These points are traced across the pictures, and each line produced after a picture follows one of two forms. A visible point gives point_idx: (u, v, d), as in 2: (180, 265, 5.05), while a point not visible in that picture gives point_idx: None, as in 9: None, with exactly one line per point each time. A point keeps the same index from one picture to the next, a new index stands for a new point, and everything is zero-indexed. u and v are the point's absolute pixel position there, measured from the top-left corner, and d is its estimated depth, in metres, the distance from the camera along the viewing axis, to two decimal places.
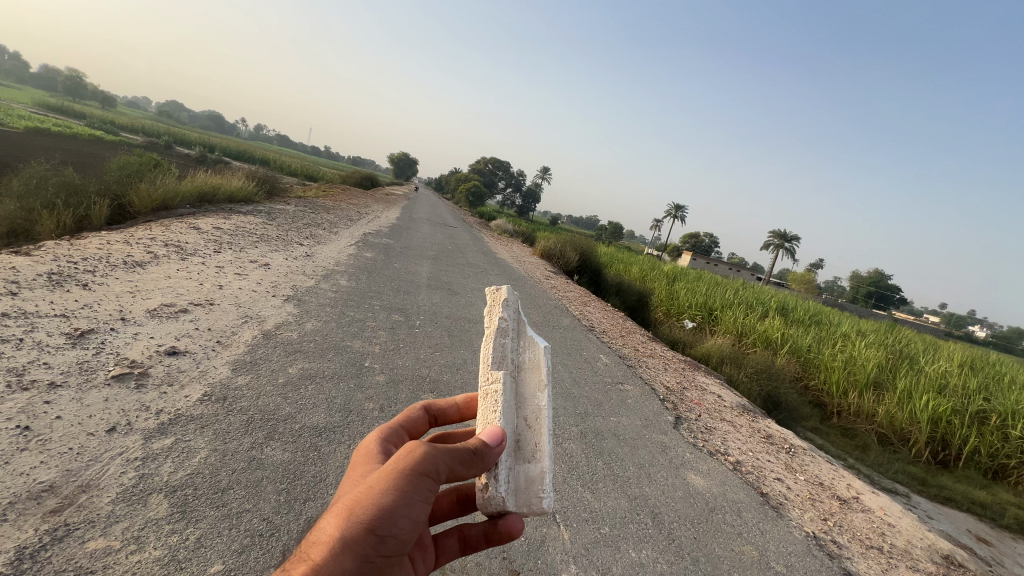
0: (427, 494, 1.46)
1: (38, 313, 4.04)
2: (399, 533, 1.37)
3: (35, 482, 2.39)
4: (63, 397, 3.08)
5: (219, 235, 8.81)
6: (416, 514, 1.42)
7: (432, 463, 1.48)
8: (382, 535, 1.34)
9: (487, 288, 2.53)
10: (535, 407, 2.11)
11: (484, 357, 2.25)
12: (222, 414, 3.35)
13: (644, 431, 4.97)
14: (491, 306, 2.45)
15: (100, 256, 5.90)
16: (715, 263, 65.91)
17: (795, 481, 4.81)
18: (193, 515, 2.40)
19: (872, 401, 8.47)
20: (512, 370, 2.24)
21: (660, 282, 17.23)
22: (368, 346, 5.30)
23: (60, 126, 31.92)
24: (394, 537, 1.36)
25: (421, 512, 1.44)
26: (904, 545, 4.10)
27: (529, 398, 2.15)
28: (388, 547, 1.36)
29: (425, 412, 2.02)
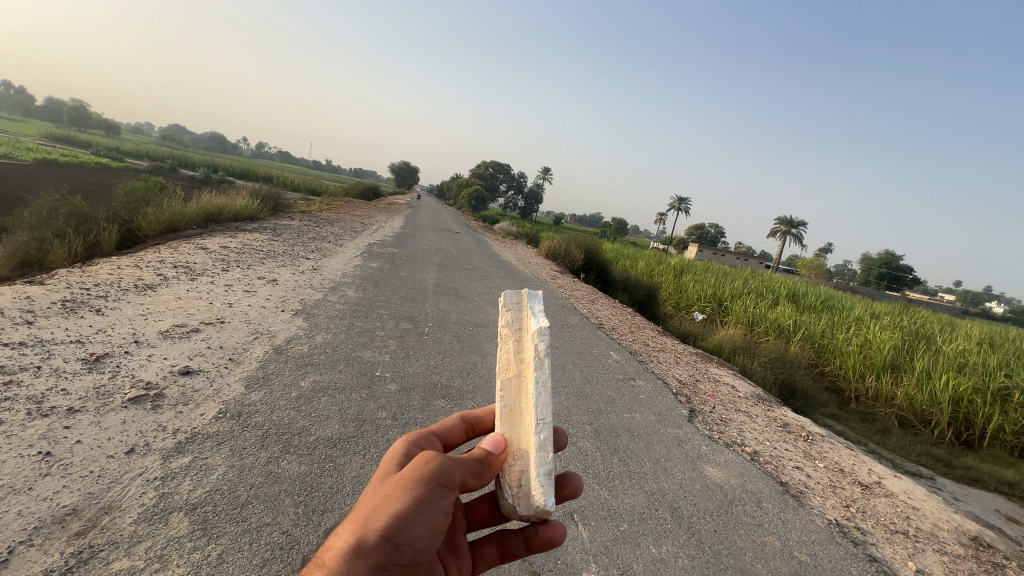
0: (443, 503, 1.47)
1: (53, 340, 4.11)
2: (416, 540, 1.39)
3: (59, 506, 2.43)
4: (82, 421, 3.14)
5: (226, 254, 8.92)
6: (432, 524, 1.43)
7: (445, 473, 1.50)
8: (396, 543, 1.36)
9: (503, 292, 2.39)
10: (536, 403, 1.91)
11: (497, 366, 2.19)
12: (237, 430, 3.39)
13: (659, 426, 4.94)
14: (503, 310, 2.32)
15: (112, 281, 6.01)
16: (722, 253, 65.49)
17: (815, 469, 4.76)
18: (214, 532, 2.43)
19: (889, 383, 8.36)
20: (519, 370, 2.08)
21: (668, 275, 17.14)
22: (378, 355, 5.34)
23: (68, 156, 32.69)
24: (411, 546, 1.38)
25: (437, 521, 1.45)
26: (930, 529, 4.04)
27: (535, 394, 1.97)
28: (404, 554, 1.37)
29: (461, 421, 2.02)
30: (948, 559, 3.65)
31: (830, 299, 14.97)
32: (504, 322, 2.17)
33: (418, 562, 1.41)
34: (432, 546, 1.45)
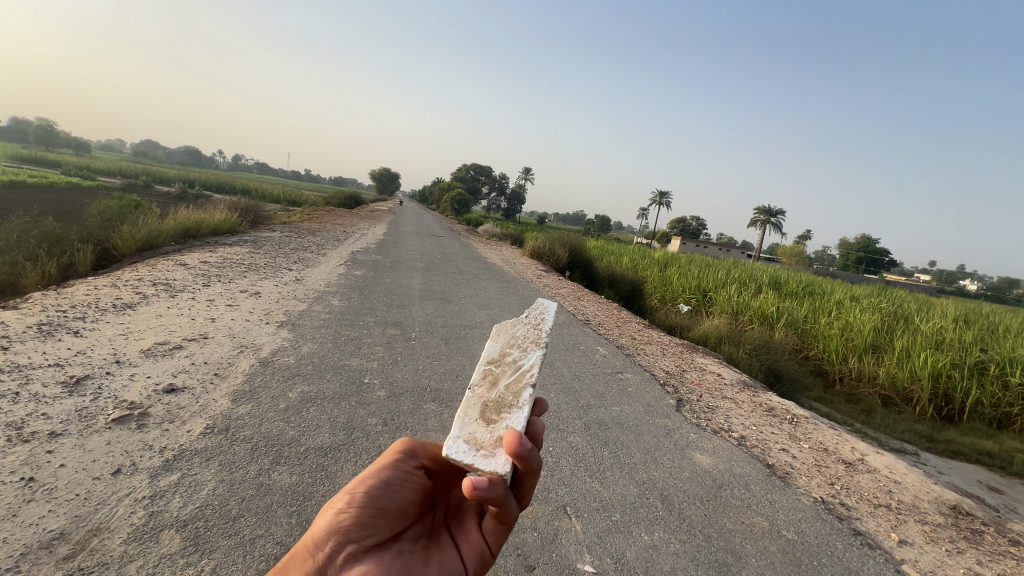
0: (401, 461, 1.63)
1: (31, 365, 4.03)
2: (370, 487, 1.53)
3: (46, 531, 2.40)
4: (65, 444, 3.09)
5: (207, 269, 8.81)
6: (387, 473, 1.58)
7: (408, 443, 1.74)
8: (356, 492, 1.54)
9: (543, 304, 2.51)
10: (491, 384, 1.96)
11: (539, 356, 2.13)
12: (226, 445, 3.36)
13: (647, 416, 5.03)
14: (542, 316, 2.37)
15: (89, 302, 5.90)
16: (704, 246, 66.42)
17: (800, 450, 4.88)
18: (207, 546, 2.43)
19: (871, 363, 8.60)
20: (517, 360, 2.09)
21: (653, 269, 17.35)
22: (365, 362, 5.33)
23: (36, 177, 31.88)
24: (366, 492, 1.53)
25: (394, 475, 1.59)
26: (911, 500, 4.18)
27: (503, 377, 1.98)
28: (362, 499, 1.51)
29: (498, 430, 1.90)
30: (929, 528, 3.78)
31: (811, 284, 15.32)
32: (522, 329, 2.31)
33: (379, 509, 1.52)
34: (393, 496, 1.55)
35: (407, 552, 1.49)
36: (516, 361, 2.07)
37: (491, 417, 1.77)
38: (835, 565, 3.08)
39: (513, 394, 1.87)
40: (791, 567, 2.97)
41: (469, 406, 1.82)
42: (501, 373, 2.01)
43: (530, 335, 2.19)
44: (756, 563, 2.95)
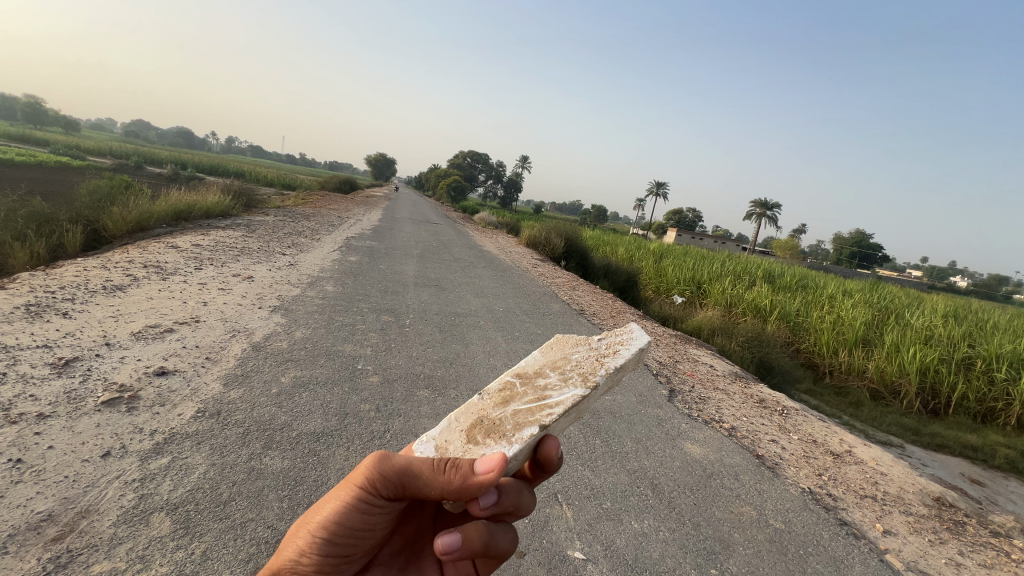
0: (365, 504, 1.52)
1: (19, 346, 3.97)
2: (330, 536, 1.49)
3: (34, 512, 2.38)
4: (53, 427, 3.06)
5: (199, 252, 8.70)
6: (349, 520, 1.50)
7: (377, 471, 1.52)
8: (314, 535, 1.49)
9: (630, 329, 2.24)
10: (499, 401, 1.93)
11: (577, 383, 1.90)
12: (217, 429, 3.35)
13: (639, 406, 5.06)
14: (614, 348, 2.11)
15: (79, 283, 5.82)
16: (699, 238, 66.49)
17: (790, 442, 4.93)
18: (197, 530, 2.42)
19: (861, 357, 8.70)
20: (546, 384, 1.96)
21: (648, 260, 17.37)
22: (359, 348, 5.31)
23: (23, 155, 31.31)
24: (326, 540, 1.49)
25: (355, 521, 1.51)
26: (896, 492, 4.25)
27: (515, 399, 1.91)
28: (324, 550, 1.48)
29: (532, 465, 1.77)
30: (913, 519, 3.85)
31: (803, 278, 15.43)
32: (577, 354, 2.14)
33: (343, 555, 1.51)
34: (357, 542, 1.53)
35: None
36: (545, 387, 1.94)
37: (476, 435, 1.73)
38: (821, 554, 3.12)
39: (515, 421, 1.75)
40: (778, 556, 3.01)
41: (466, 416, 1.88)
42: (520, 394, 1.94)
43: (583, 366, 2.00)
44: (743, 552, 2.98)
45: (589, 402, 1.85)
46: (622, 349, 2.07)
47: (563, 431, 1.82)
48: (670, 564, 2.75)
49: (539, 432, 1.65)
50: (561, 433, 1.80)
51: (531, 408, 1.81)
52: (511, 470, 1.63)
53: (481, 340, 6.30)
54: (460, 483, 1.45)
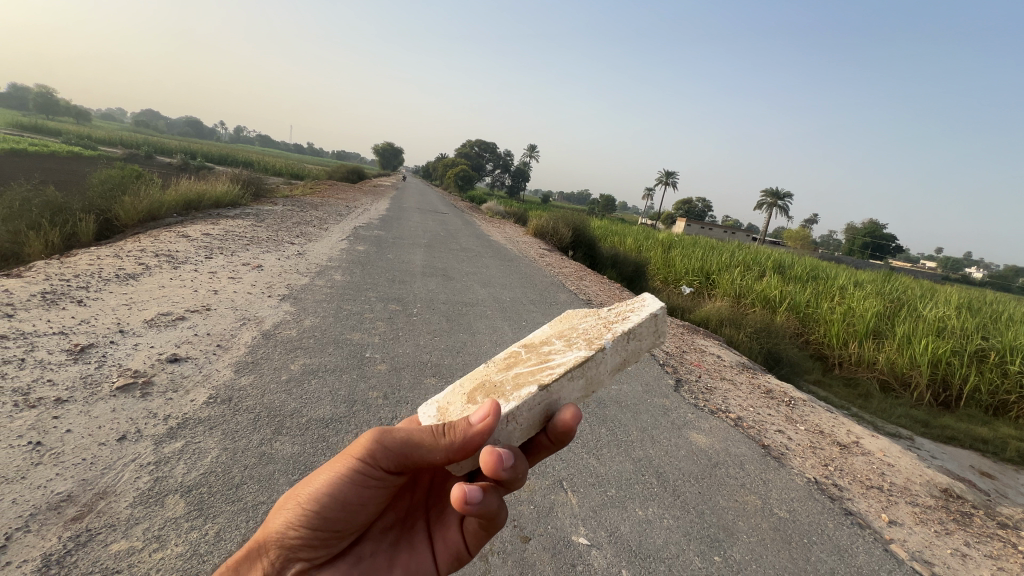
0: (358, 478, 1.59)
1: (36, 333, 4.06)
2: (324, 508, 1.55)
3: (53, 492, 2.46)
4: (71, 411, 3.14)
5: (209, 241, 8.80)
6: (343, 494, 1.57)
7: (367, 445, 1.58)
8: (303, 510, 1.54)
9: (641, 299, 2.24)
10: (504, 366, 2.00)
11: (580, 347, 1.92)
12: (229, 414, 3.42)
13: (646, 395, 5.07)
14: (622, 317, 2.11)
15: (92, 272, 5.91)
16: (709, 228, 65.80)
17: (796, 432, 4.92)
18: (211, 511, 2.49)
19: (871, 349, 8.62)
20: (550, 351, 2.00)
21: (656, 250, 17.25)
22: (367, 337, 5.36)
23: (37, 145, 31.65)
24: (318, 513, 1.55)
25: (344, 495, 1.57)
26: (903, 483, 4.24)
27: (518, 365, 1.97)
28: (316, 521, 1.54)
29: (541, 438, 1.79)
30: (919, 509, 3.84)
31: (814, 269, 15.25)
32: (586, 323, 2.16)
33: (333, 530, 1.58)
34: (348, 517, 1.60)
35: (371, 552, 1.67)
36: (549, 353, 1.98)
37: (478, 396, 1.80)
38: (825, 543, 3.14)
39: (515, 381, 1.80)
40: (781, 544, 3.03)
41: (473, 381, 1.96)
42: (525, 359, 2.00)
43: (590, 332, 2.02)
44: (747, 539, 3.01)
45: (595, 367, 1.85)
46: (630, 316, 2.06)
47: (570, 397, 1.83)
48: (674, 552, 2.78)
49: (539, 388, 1.69)
50: (564, 394, 1.82)
51: (532, 369, 1.86)
52: (513, 431, 1.66)
53: (488, 330, 6.33)
54: (462, 438, 1.51)
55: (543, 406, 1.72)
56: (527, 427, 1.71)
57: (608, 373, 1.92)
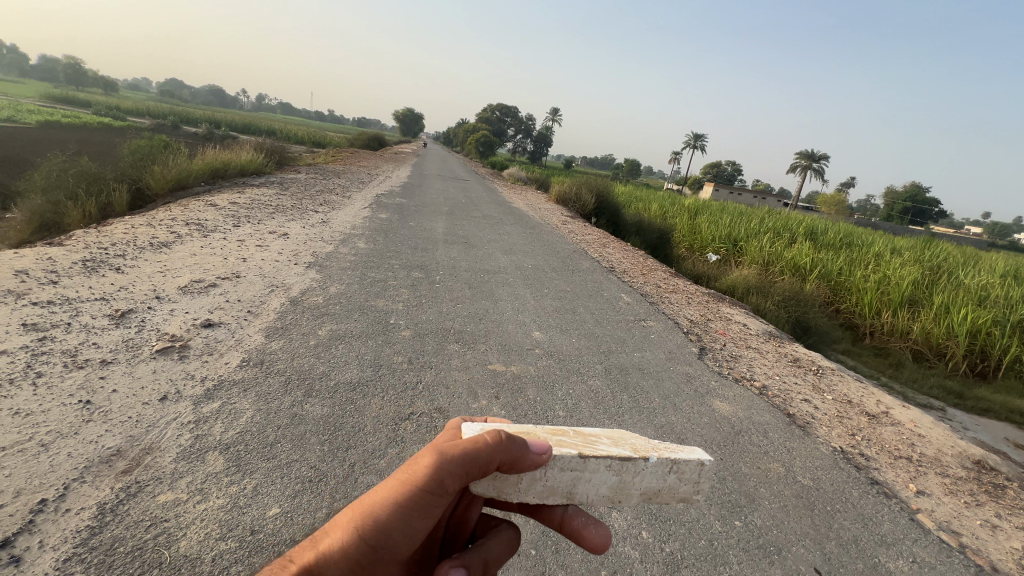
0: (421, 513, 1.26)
1: (80, 298, 4.25)
2: (385, 543, 1.24)
3: (104, 447, 2.63)
4: (115, 372, 3.31)
5: (236, 209, 8.97)
6: (406, 528, 1.25)
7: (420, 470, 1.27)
8: (362, 542, 1.24)
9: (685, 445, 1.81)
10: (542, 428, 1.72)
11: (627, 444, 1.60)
12: (261, 377, 3.55)
13: (669, 363, 5.04)
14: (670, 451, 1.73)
15: (128, 240, 6.11)
16: (738, 193, 63.53)
17: (823, 402, 4.84)
18: (248, 467, 2.63)
19: (905, 318, 8.32)
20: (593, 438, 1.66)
21: (682, 216, 16.80)
22: (391, 304, 5.43)
23: (69, 116, 32.39)
24: (379, 548, 1.24)
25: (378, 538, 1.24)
26: (933, 454, 4.16)
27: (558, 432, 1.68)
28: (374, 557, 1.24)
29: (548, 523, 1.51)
30: (949, 480, 3.77)
31: (848, 235, 14.66)
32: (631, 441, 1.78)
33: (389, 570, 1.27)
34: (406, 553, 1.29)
35: None
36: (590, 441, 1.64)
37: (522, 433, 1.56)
38: (849, 511, 3.12)
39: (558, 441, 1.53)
40: (803, 511, 3.03)
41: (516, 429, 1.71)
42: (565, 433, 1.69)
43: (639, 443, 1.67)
44: (768, 506, 3.02)
45: (631, 477, 1.48)
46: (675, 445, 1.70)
47: (596, 495, 1.48)
48: (693, 516, 2.81)
49: (578, 454, 1.43)
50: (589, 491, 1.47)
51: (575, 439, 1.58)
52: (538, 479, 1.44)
53: (509, 297, 6.33)
54: (518, 453, 1.35)
55: (572, 477, 1.44)
56: (547, 487, 1.45)
57: (640, 496, 1.50)
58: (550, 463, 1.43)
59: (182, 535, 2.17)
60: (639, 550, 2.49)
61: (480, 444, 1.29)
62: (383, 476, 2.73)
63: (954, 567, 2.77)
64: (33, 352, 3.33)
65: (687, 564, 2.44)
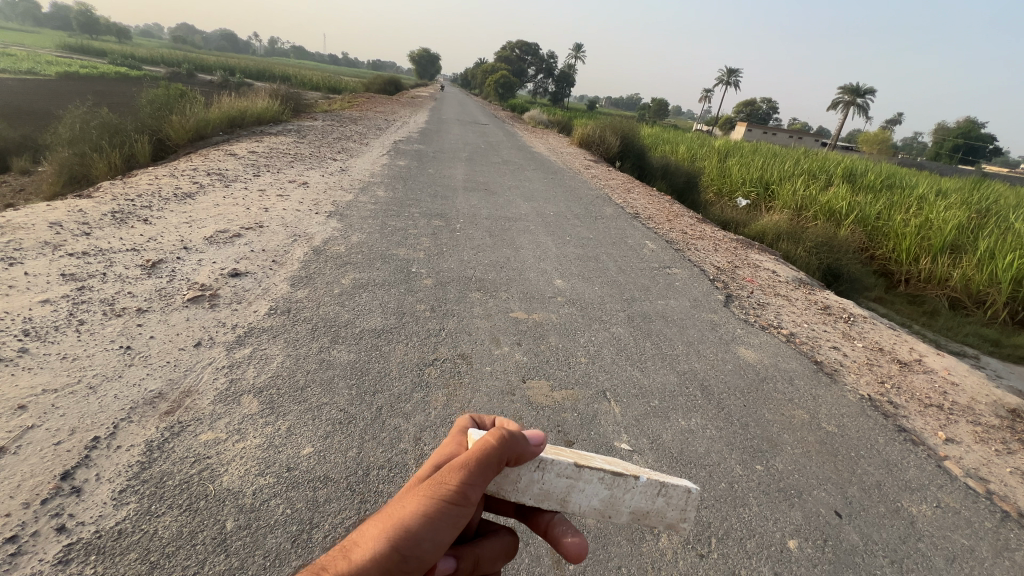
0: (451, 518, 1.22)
1: (112, 249, 4.36)
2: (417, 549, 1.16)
3: (147, 390, 2.77)
4: (151, 320, 3.44)
5: (256, 159, 8.93)
6: (438, 535, 1.19)
7: (444, 480, 1.26)
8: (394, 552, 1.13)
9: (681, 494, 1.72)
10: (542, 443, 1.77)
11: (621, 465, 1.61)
12: (289, 324, 3.64)
13: (693, 311, 4.95)
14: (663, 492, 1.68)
15: (153, 191, 6.18)
16: (773, 132, 59.92)
17: (853, 350, 4.72)
18: (281, 410, 2.74)
19: (946, 264, 7.92)
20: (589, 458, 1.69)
21: (712, 159, 16.02)
22: (412, 252, 5.42)
23: (87, 67, 32.22)
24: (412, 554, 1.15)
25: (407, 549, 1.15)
26: (966, 402, 4.05)
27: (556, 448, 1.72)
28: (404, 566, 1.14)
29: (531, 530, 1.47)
30: (980, 428, 3.69)
31: (891, 176, 13.75)
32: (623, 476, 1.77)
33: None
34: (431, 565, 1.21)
35: None
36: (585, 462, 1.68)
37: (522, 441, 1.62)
38: (874, 457, 3.10)
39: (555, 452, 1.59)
40: (827, 457, 3.02)
41: None
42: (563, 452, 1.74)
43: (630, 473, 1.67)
44: (791, 451, 3.02)
45: (621, 493, 1.51)
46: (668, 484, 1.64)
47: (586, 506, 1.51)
48: (715, 459, 2.83)
49: (573, 462, 1.48)
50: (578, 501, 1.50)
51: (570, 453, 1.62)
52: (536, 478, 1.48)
53: (531, 245, 6.23)
54: (524, 454, 1.42)
55: (566, 483, 1.49)
56: (543, 490, 1.49)
57: (629, 515, 1.51)
58: (547, 467, 1.48)
59: (224, 470, 2.31)
60: None
61: (492, 447, 1.33)
62: (409, 418, 2.82)
63: (980, 513, 2.76)
64: (74, 301, 3.46)
65: (707, 505, 2.49)
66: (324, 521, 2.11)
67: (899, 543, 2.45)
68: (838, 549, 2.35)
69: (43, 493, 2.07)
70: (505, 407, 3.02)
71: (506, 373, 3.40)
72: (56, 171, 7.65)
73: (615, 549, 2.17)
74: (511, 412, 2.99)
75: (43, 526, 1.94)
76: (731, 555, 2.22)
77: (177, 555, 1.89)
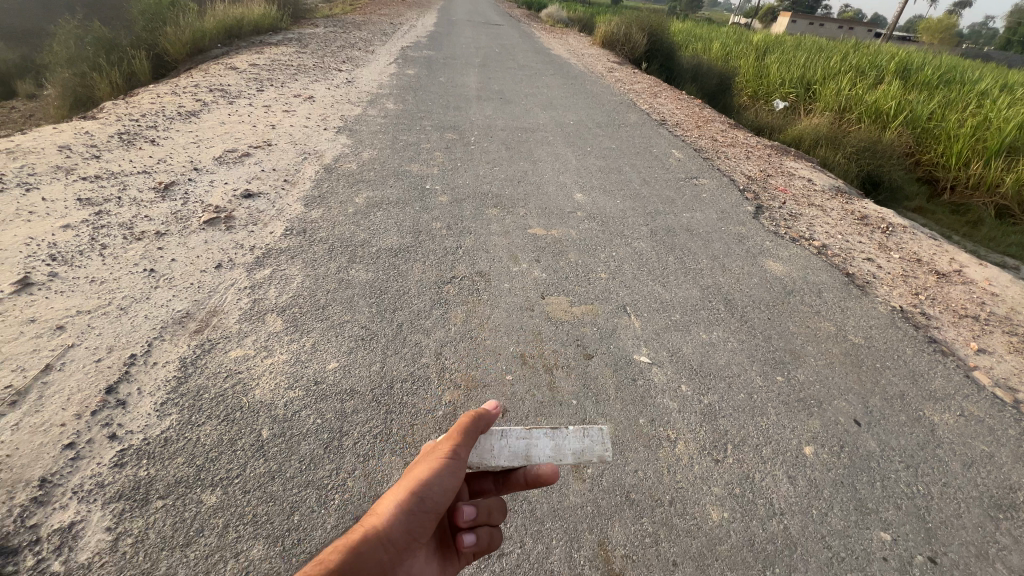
0: (451, 470, 1.50)
1: (123, 172, 4.30)
2: (428, 494, 1.44)
3: (175, 310, 2.84)
4: (171, 243, 3.45)
5: (258, 72, 8.45)
6: (443, 482, 1.46)
7: (439, 449, 1.56)
8: (410, 499, 1.41)
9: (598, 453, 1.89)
10: None
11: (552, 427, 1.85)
12: (306, 244, 3.62)
13: (720, 223, 4.72)
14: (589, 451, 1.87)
15: (157, 111, 5.96)
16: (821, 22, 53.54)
17: (888, 261, 4.49)
18: (304, 328, 2.80)
19: (999, 170, 7.28)
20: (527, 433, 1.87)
21: (749, 56, 14.50)
22: (426, 169, 5.21)
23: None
24: (424, 498, 1.43)
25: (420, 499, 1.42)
26: (1004, 313, 3.89)
27: None
28: (422, 510, 1.42)
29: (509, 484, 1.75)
30: (1016, 339, 3.57)
31: (952, 70, 12.29)
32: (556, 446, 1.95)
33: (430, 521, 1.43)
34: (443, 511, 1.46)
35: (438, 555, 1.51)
36: None
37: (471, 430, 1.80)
38: (900, 368, 3.05)
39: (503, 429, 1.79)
40: (851, 368, 2.98)
41: None
42: None
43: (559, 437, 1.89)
44: (814, 362, 2.99)
45: (561, 441, 1.77)
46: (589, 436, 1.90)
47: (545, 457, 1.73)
48: (735, 371, 2.82)
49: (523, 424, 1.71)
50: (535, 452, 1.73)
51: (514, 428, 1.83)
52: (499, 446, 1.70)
53: (550, 157, 5.91)
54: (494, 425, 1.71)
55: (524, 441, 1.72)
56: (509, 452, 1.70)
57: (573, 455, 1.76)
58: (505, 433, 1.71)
59: (255, 385, 2.41)
60: (677, 401, 2.57)
61: (467, 421, 1.63)
62: (429, 334, 2.85)
63: (1004, 421, 2.74)
64: (94, 226, 3.48)
65: (724, 414, 2.52)
66: (353, 430, 2.22)
67: (917, 449, 2.47)
68: (855, 454, 2.39)
69: (91, 406, 2.20)
70: (524, 323, 3.02)
71: (525, 289, 3.36)
72: (59, 93, 7.42)
73: (632, 454, 2.24)
74: (530, 327, 2.99)
75: (95, 435, 2.08)
76: (746, 460, 2.28)
77: (220, 460, 2.03)
